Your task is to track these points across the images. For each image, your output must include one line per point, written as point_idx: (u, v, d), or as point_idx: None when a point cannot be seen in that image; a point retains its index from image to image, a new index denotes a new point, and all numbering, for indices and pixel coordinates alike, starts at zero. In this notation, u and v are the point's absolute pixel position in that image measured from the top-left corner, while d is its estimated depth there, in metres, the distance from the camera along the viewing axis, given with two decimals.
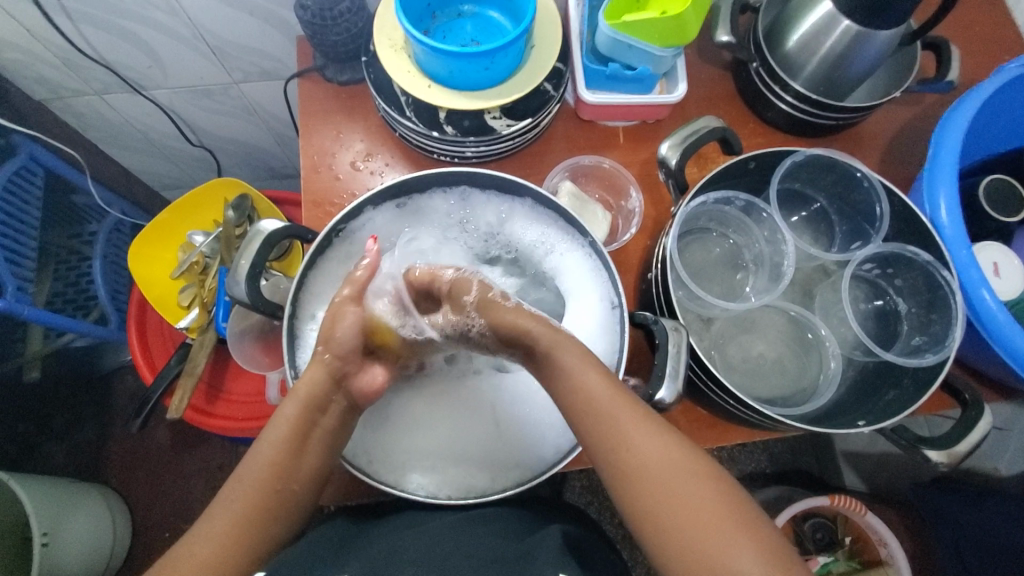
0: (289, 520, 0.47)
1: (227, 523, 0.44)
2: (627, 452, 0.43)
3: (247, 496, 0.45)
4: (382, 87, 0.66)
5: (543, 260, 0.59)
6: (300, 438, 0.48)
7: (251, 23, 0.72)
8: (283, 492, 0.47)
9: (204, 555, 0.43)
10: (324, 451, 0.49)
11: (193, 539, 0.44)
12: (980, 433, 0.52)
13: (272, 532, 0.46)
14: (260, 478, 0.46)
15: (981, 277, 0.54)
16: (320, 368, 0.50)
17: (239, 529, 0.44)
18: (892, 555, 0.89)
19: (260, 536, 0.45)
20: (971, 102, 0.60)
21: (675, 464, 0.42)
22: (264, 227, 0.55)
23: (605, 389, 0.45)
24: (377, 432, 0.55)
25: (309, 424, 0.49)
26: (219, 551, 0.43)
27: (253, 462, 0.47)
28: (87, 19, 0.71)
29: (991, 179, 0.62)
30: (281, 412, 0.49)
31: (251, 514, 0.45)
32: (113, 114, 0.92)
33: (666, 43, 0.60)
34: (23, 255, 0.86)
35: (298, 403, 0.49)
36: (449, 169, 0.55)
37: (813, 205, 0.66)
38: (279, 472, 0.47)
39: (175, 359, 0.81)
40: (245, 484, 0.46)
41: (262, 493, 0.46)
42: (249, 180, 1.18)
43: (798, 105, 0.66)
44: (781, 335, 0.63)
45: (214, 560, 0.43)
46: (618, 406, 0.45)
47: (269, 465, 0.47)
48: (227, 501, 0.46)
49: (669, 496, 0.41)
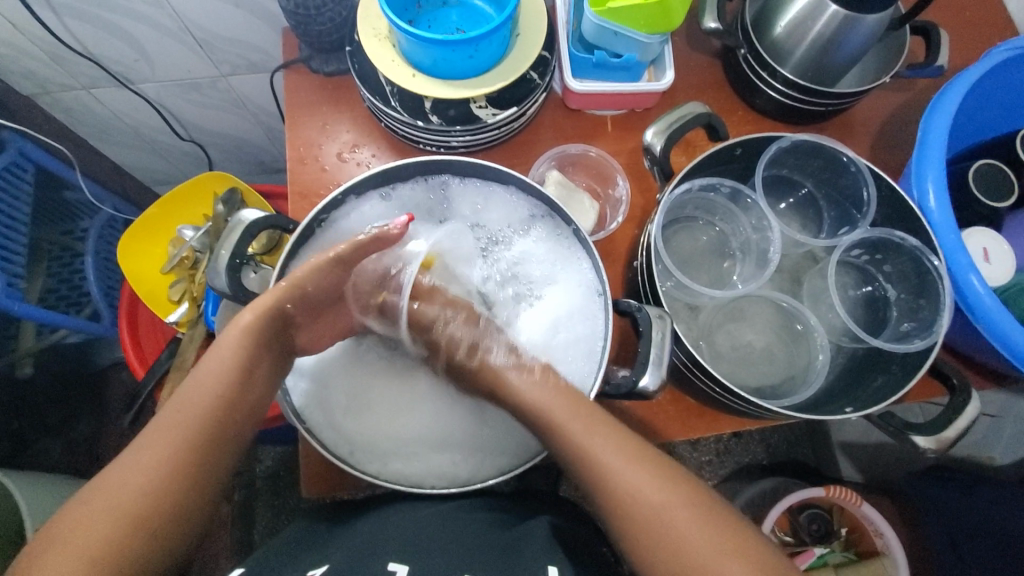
0: (233, 451, 0.45)
1: (166, 452, 0.42)
2: (591, 456, 0.44)
3: (190, 425, 0.43)
4: (367, 78, 0.65)
5: (510, 247, 0.59)
6: (245, 370, 0.47)
7: (236, 14, 0.72)
8: (225, 420, 0.45)
9: (137, 485, 0.40)
10: (263, 389, 0.48)
11: (126, 463, 0.41)
12: (968, 419, 0.51)
13: (213, 462, 0.44)
14: (203, 406, 0.44)
15: (970, 262, 0.53)
16: (263, 307, 0.49)
17: (183, 456, 0.42)
18: (888, 546, 0.89)
19: (201, 465, 0.43)
20: (960, 86, 0.59)
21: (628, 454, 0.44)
22: (246, 217, 0.55)
23: (558, 402, 0.47)
24: (348, 418, 0.54)
25: (253, 359, 0.48)
26: (161, 477, 0.41)
27: (194, 390, 0.45)
28: (71, 12, 0.71)
29: (981, 164, 0.62)
30: (222, 345, 0.47)
31: (193, 441, 0.43)
32: (101, 109, 0.91)
33: (652, 30, 0.60)
34: (13, 252, 0.86)
35: (244, 333, 0.48)
36: (430, 158, 0.55)
37: (801, 191, 0.65)
38: (224, 402, 0.45)
39: (166, 353, 0.82)
40: (187, 411, 0.44)
41: (204, 419, 0.44)
42: (241, 175, 1.17)
43: (788, 92, 0.66)
44: (770, 324, 0.63)
45: (155, 487, 0.41)
46: (582, 420, 0.46)
47: (214, 393, 0.45)
48: (166, 428, 0.43)
49: (645, 506, 0.41)
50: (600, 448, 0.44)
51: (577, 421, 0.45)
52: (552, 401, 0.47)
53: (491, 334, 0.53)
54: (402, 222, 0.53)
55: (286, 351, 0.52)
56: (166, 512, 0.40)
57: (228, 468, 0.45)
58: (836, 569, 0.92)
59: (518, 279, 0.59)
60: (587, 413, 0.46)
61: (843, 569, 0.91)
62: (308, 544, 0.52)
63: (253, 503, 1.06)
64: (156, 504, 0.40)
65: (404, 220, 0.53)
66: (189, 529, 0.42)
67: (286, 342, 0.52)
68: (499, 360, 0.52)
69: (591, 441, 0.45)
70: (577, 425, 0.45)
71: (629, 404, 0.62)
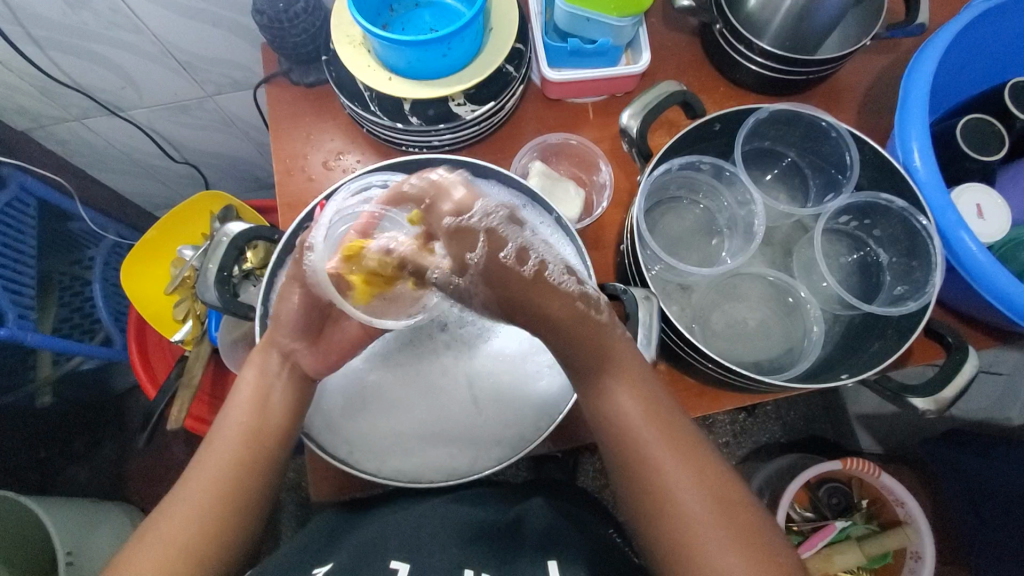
0: (269, 471, 0.50)
1: (207, 484, 0.47)
2: (638, 436, 0.44)
3: (225, 457, 0.48)
4: (345, 84, 0.65)
5: None
6: (261, 401, 0.51)
7: (215, 34, 0.73)
8: (254, 447, 0.49)
9: (185, 514, 0.46)
10: (285, 413, 0.51)
11: (177, 498, 0.47)
12: (965, 376, 0.51)
13: (248, 486, 0.48)
14: (233, 444, 0.49)
15: (959, 219, 0.52)
16: (264, 342, 0.54)
17: (222, 486, 0.47)
18: (910, 515, 0.87)
19: (236, 489, 0.47)
20: (940, 42, 0.58)
21: (670, 441, 0.44)
22: (230, 230, 0.57)
23: (637, 411, 0.45)
24: (347, 418, 0.55)
25: (266, 387, 0.52)
26: (203, 505, 0.46)
27: (224, 426, 0.50)
28: (55, 45, 0.72)
29: (970, 118, 0.61)
30: (244, 382, 0.53)
31: (226, 476, 0.47)
32: (95, 138, 0.93)
33: (622, 13, 0.60)
34: (23, 285, 0.89)
35: (257, 367, 0.53)
36: (406, 159, 0.56)
37: (785, 161, 0.64)
38: (249, 431, 0.50)
39: (174, 373, 0.84)
40: (221, 448, 0.49)
41: (235, 449, 0.49)
42: (238, 192, 1.19)
43: (767, 64, 0.64)
44: (762, 299, 0.62)
45: (199, 515, 0.46)
46: (634, 405, 0.45)
47: (240, 425, 0.50)
48: (204, 462, 0.48)
49: (681, 490, 0.43)
50: (650, 435, 0.44)
51: (633, 401, 0.45)
52: (621, 397, 0.45)
53: (539, 247, 0.45)
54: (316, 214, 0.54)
55: (298, 373, 0.53)
56: (211, 542, 0.45)
57: (263, 496, 0.49)
58: (859, 542, 0.90)
59: None
60: (643, 398, 0.45)
61: (866, 541, 0.89)
62: (313, 548, 0.53)
63: (277, 514, 1.07)
64: (201, 537, 0.45)
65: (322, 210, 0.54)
66: (235, 552, 0.47)
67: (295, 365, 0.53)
68: (558, 278, 0.44)
69: (642, 424, 0.45)
70: (632, 407, 0.45)
71: None
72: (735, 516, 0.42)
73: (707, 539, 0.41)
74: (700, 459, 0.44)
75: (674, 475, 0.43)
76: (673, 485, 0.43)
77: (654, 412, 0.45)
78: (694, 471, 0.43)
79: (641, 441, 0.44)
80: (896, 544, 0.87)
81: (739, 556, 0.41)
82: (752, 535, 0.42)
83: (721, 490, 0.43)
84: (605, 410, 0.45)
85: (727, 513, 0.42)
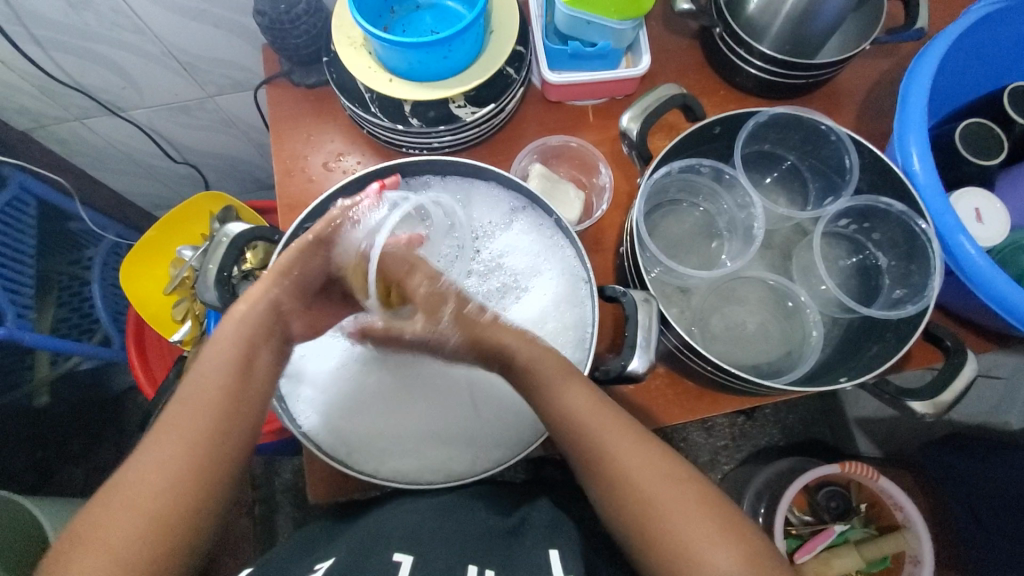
0: (246, 438, 0.45)
1: (180, 452, 0.42)
2: (582, 422, 0.46)
3: (199, 419, 0.43)
4: (346, 86, 0.65)
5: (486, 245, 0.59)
6: (243, 362, 0.46)
7: (216, 35, 0.73)
8: (233, 410, 0.45)
9: (154, 485, 0.41)
10: (269, 377, 0.48)
11: (139, 466, 0.41)
12: (964, 380, 0.51)
13: (226, 454, 0.43)
14: (211, 400, 0.44)
15: (958, 222, 0.52)
16: (257, 299, 0.49)
17: (196, 455, 0.42)
18: (909, 518, 0.86)
19: (212, 456, 0.43)
20: (939, 46, 0.59)
21: (610, 424, 0.47)
22: (231, 231, 0.58)
23: (580, 398, 0.47)
24: (346, 420, 0.55)
25: (250, 346, 0.47)
26: (174, 475, 0.41)
27: (200, 386, 0.45)
28: (57, 45, 0.72)
29: (968, 123, 0.61)
30: (222, 334, 0.47)
31: (203, 438, 0.43)
32: (96, 138, 0.93)
33: (623, 16, 0.60)
34: (22, 284, 0.88)
35: (240, 322, 0.48)
36: (408, 158, 0.55)
37: (784, 164, 0.65)
38: (230, 394, 0.45)
39: (172, 374, 0.84)
40: (193, 406, 0.44)
41: (211, 412, 0.44)
42: (238, 193, 1.20)
43: (767, 67, 0.64)
44: (762, 303, 0.62)
45: (170, 486, 0.41)
46: (574, 393, 0.47)
47: (218, 385, 0.45)
48: (174, 425, 0.43)
49: (630, 470, 0.44)
50: (591, 418, 0.47)
51: (574, 391, 0.47)
52: (561, 387, 0.47)
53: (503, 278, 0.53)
54: (373, 191, 0.53)
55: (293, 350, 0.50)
56: (186, 512, 0.41)
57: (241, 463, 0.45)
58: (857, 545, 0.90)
59: (504, 278, 0.59)
60: (585, 388, 0.48)
61: (864, 545, 0.89)
62: (311, 546, 0.52)
63: (275, 515, 1.07)
64: (175, 508, 0.40)
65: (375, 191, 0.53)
66: (207, 527, 0.42)
67: (287, 329, 0.51)
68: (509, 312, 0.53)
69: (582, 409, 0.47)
70: (570, 395, 0.47)
71: (626, 389, 0.62)
72: (687, 493, 0.43)
73: (665, 517, 0.42)
74: (644, 441, 0.46)
75: (621, 456, 0.45)
76: (620, 465, 0.45)
77: (598, 401, 0.48)
78: (641, 453, 0.45)
79: (581, 420, 0.47)
80: (894, 548, 0.87)
81: (702, 533, 0.41)
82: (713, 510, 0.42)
83: (669, 468, 0.44)
84: (548, 399, 0.48)
85: (681, 493, 0.43)
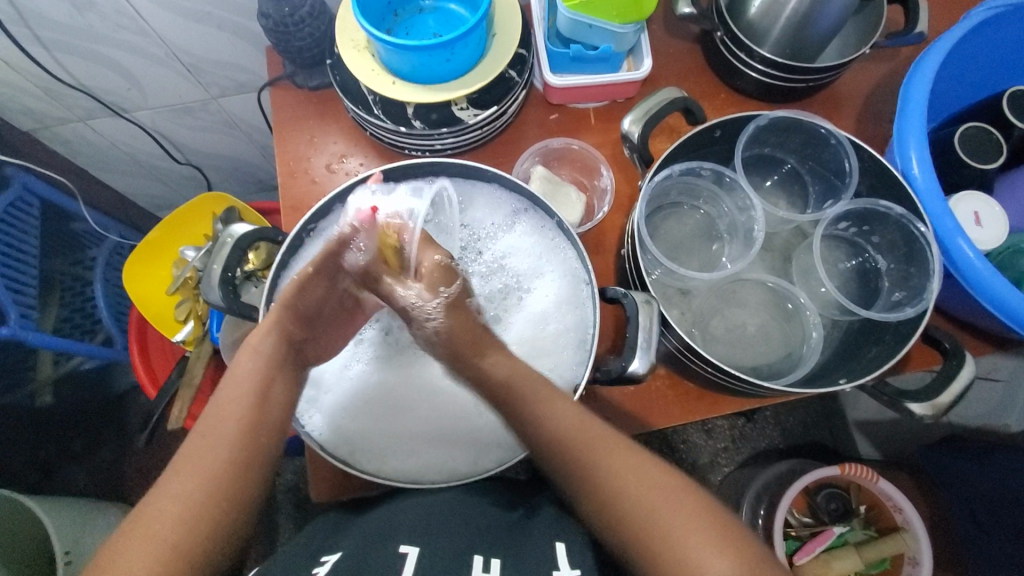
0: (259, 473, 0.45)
1: (195, 484, 0.43)
2: (581, 440, 0.47)
3: (215, 453, 0.44)
4: (349, 88, 0.66)
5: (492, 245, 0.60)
6: (260, 395, 0.47)
7: (220, 37, 0.74)
8: (249, 443, 0.45)
9: (172, 514, 0.41)
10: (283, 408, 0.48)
11: (159, 498, 0.42)
12: (962, 384, 0.52)
13: (241, 486, 0.44)
14: (226, 434, 0.45)
15: (956, 226, 0.53)
16: (268, 330, 0.49)
17: (210, 487, 0.43)
18: (908, 520, 0.86)
19: (227, 488, 0.43)
20: (938, 51, 0.59)
21: (606, 441, 0.47)
22: (236, 231, 0.58)
23: (575, 416, 0.48)
24: (350, 419, 0.55)
25: (266, 381, 0.48)
26: (192, 506, 0.42)
27: (213, 420, 0.46)
28: (62, 47, 0.73)
29: (968, 126, 0.61)
30: (236, 368, 0.48)
31: (220, 470, 0.44)
32: (99, 139, 0.94)
33: (625, 19, 0.61)
34: (25, 284, 0.89)
35: (252, 355, 0.48)
36: (419, 161, 0.55)
37: (784, 167, 0.65)
38: (244, 426, 0.46)
39: (175, 373, 0.85)
40: (209, 440, 0.45)
41: (227, 446, 0.44)
42: (240, 194, 1.20)
43: (767, 71, 0.65)
44: (762, 305, 0.62)
45: (187, 515, 0.42)
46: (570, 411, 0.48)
47: (232, 418, 0.46)
48: (192, 460, 0.44)
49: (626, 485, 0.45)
50: (592, 435, 0.47)
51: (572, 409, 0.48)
52: (558, 403, 0.48)
53: None
54: (366, 216, 0.50)
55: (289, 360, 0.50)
56: (202, 540, 0.41)
57: (256, 493, 0.45)
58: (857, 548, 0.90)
59: (505, 279, 0.59)
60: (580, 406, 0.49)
61: (864, 547, 0.90)
62: (313, 543, 0.52)
63: (276, 515, 1.07)
64: (191, 538, 0.41)
65: (369, 215, 0.50)
66: (222, 558, 0.43)
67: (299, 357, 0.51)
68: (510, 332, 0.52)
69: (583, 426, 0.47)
70: (569, 413, 0.48)
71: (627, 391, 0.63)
72: (687, 504, 0.44)
73: (666, 528, 0.43)
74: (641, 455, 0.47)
75: (618, 471, 0.46)
76: (616, 481, 0.45)
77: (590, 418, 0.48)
78: (638, 468, 0.46)
79: (580, 437, 0.47)
80: (893, 550, 0.87)
81: (701, 542, 0.42)
82: (714, 520, 0.43)
83: (667, 481, 0.45)
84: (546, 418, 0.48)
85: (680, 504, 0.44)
